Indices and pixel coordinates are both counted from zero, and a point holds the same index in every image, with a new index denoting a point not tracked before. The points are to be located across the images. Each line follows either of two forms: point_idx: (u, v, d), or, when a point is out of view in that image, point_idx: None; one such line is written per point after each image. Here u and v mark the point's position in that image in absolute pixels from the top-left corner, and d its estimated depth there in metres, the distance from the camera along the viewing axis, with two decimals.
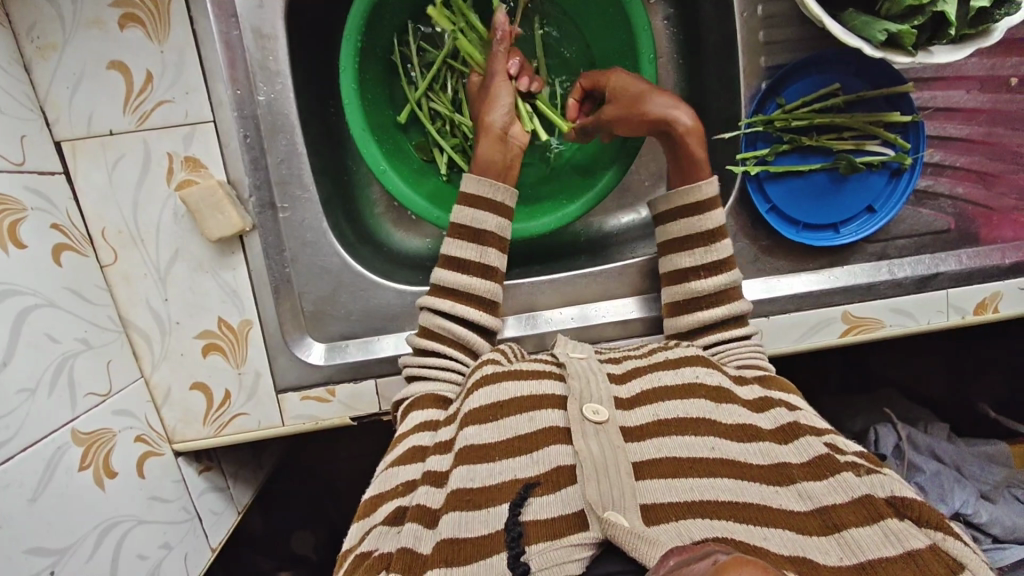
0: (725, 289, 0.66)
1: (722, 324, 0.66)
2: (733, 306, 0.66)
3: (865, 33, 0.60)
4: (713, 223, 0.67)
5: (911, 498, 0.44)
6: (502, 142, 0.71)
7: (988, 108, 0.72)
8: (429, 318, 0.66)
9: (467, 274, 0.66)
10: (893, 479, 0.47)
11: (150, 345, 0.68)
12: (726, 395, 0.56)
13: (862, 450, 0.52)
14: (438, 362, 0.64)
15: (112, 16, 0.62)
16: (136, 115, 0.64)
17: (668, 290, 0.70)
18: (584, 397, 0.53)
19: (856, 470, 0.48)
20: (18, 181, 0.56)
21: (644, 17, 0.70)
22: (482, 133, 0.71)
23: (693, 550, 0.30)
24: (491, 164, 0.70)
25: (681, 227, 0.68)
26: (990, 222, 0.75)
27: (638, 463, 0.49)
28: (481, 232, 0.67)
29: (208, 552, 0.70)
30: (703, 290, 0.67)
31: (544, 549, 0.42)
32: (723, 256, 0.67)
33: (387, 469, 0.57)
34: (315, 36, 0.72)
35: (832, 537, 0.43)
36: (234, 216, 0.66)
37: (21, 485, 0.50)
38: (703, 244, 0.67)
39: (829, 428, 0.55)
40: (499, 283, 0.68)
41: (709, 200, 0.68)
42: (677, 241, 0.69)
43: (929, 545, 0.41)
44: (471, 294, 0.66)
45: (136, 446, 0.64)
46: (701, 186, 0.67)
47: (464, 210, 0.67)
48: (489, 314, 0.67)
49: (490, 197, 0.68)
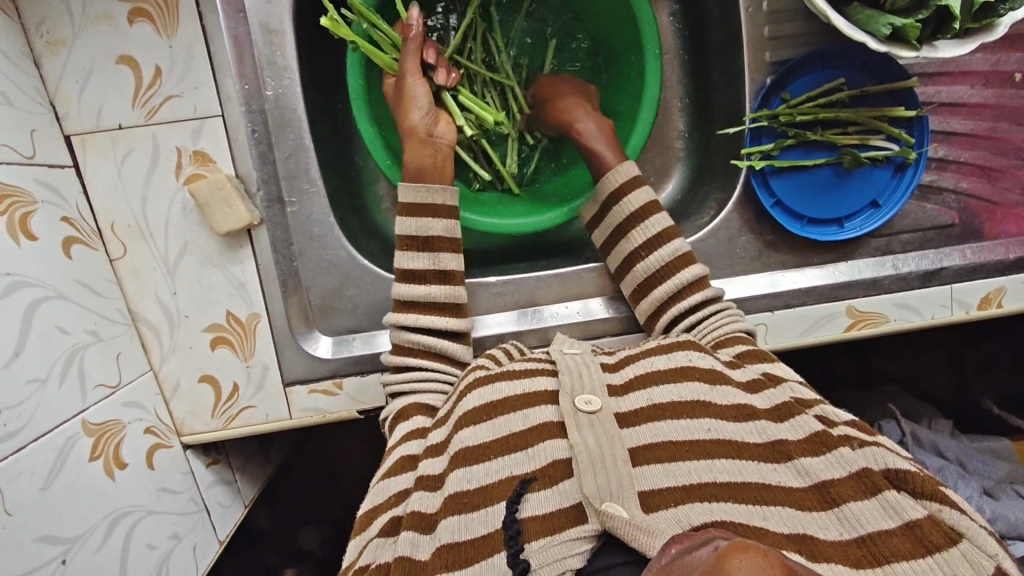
0: (667, 261, 0.68)
1: (681, 293, 0.67)
2: (681, 275, 0.67)
3: (869, 27, 0.60)
4: (635, 203, 0.69)
5: (905, 470, 0.44)
6: (428, 144, 0.69)
7: (992, 104, 0.72)
8: (397, 334, 0.66)
9: (424, 282, 0.67)
10: (887, 451, 0.47)
11: (159, 338, 0.69)
12: (721, 376, 0.56)
13: (854, 419, 0.52)
14: (415, 375, 0.64)
15: (122, 11, 0.62)
16: (145, 110, 0.64)
17: (626, 282, 0.71)
18: (574, 390, 0.54)
19: (850, 443, 0.48)
20: (28, 174, 0.57)
21: (650, 13, 0.70)
22: (408, 138, 0.69)
23: (693, 538, 0.31)
24: (422, 170, 0.69)
25: (612, 217, 0.71)
26: (993, 217, 0.75)
27: (635, 449, 0.50)
28: (427, 240, 0.67)
29: (216, 544, 0.71)
30: (651, 270, 0.68)
31: (544, 545, 0.43)
32: (656, 230, 0.69)
33: (380, 482, 0.57)
34: (323, 32, 0.73)
35: (831, 512, 0.44)
36: (243, 210, 0.66)
37: (33, 473, 0.51)
38: (636, 224, 0.69)
39: (817, 398, 0.55)
40: (460, 286, 0.69)
41: (626, 183, 0.70)
42: (613, 233, 0.71)
43: (928, 514, 0.41)
44: (431, 304, 0.67)
45: (145, 438, 0.64)
46: (612, 175, 0.70)
47: (406, 221, 0.68)
48: (456, 318, 0.68)
49: (424, 203, 0.68)
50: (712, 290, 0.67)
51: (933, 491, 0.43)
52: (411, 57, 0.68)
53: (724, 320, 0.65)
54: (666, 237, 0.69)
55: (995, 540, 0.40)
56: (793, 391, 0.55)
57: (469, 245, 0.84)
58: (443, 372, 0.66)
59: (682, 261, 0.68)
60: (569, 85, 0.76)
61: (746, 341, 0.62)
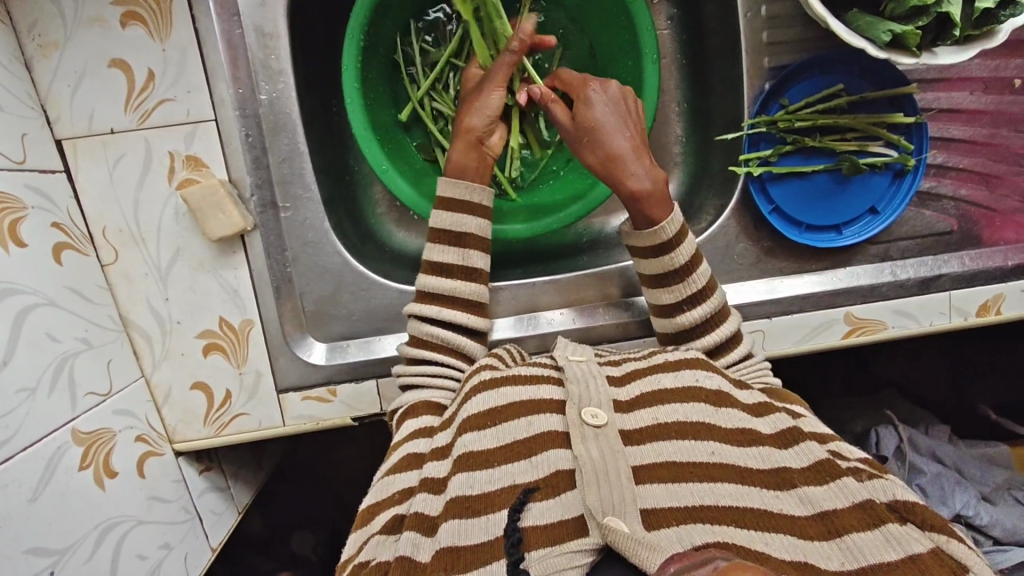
0: (711, 315, 0.65)
1: (718, 347, 0.65)
2: (724, 329, 0.65)
3: (869, 34, 0.59)
4: (684, 257, 0.64)
5: (913, 502, 0.44)
6: (476, 147, 0.69)
7: (991, 110, 0.72)
8: (417, 326, 0.66)
9: (451, 278, 0.66)
10: (894, 483, 0.46)
11: (151, 344, 0.68)
12: (726, 399, 0.56)
13: (866, 456, 0.52)
14: (429, 370, 0.64)
15: (114, 14, 0.62)
16: (138, 113, 0.64)
17: (658, 321, 0.68)
18: (582, 403, 0.53)
19: (858, 475, 0.48)
20: (18, 180, 0.56)
21: (648, 19, 0.69)
22: (459, 136, 0.69)
23: (693, 560, 0.30)
24: (465, 169, 0.69)
25: (657, 266, 0.65)
26: (992, 223, 0.75)
27: (638, 467, 0.49)
28: (461, 235, 0.67)
29: (208, 552, 0.70)
30: (691, 324, 0.65)
31: (544, 555, 0.42)
32: (703, 285, 0.65)
33: (383, 478, 0.56)
34: (317, 35, 0.72)
35: (833, 542, 0.43)
36: (237, 215, 0.65)
37: (21, 484, 0.50)
38: (680, 279, 0.65)
39: (832, 433, 0.55)
40: (485, 285, 0.68)
41: (676, 238, 0.64)
42: (655, 280, 0.66)
43: (931, 549, 0.41)
44: (455, 297, 0.66)
45: (135, 446, 0.64)
46: (665, 229, 0.64)
47: (439, 214, 0.67)
48: (477, 314, 0.67)
49: (463, 199, 0.67)
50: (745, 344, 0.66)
51: (941, 526, 0.42)
52: (502, 69, 0.68)
53: (755, 371, 0.65)
54: (710, 291, 0.65)
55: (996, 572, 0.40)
56: (805, 424, 0.55)
57: None
58: (454, 368, 0.65)
59: (722, 315, 0.66)
60: (619, 121, 0.65)
61: (780, 388, 0.63)
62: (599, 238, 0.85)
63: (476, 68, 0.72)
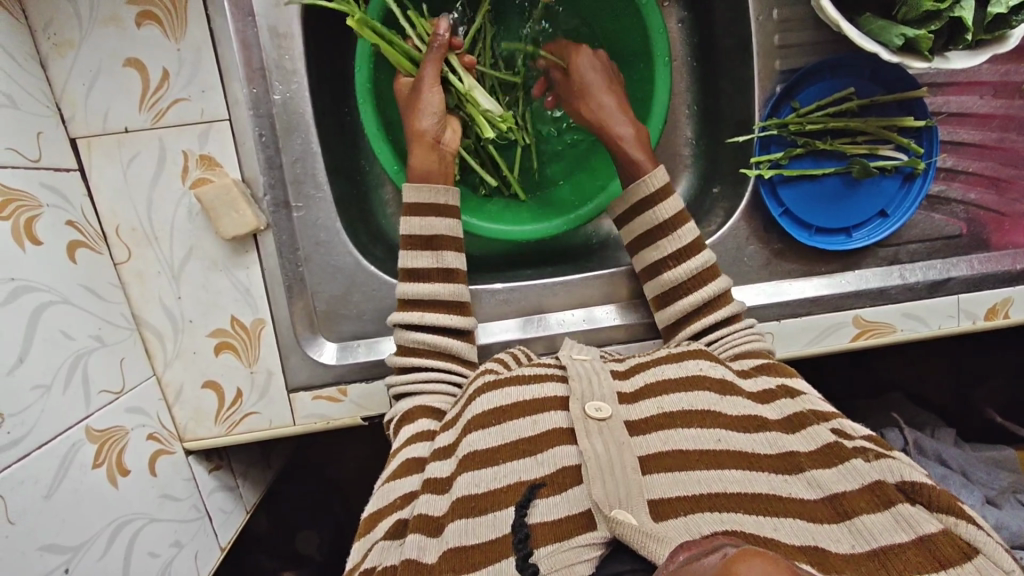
0: (698, 272, 0.66)
1: (706, 308, 0.66)
2: (712, 287, 0.66)
3: (881, 38, 0.60)
4: (668, 212, 0.67)
5: (920, 482, 0.44)
6: (435, 149, 0.69)
7: (1001, 114, 0.72)
8: (400, 334, 0.65)
9: (428, 282, 0.66)
10: (903, 464, 0.46)
11: (163, 343, 0.68)
12: (730, 387, 0.56)
13: (869, 433, 0.52)
14: (419, 377, 0.63)
15: (129, 14, 0.62)
16: (152, 112, 0.64)
17: (648, 286, 0.69)
18: (585, 396, 0.53)
19: (865, 456, 0.48)
20: (34, 178, 0.56)
21: (660, 19, 0.70)
22: (414, 140, 0.69)
23: (704, 545, 0.30)
24: (429, 174, 0.68)
25: (642, 223, 0.68)
26: (1001, 227, 0.75)
27: (644, 457, 0.49)
28: (431, 240, 0.66)
29: (217, 550, 0.70)
30: (680, 279, 0.66)
31: (554, 550, 0.42)
32: (689, 240, 0.67)
33: (385, 485, 0.56)
34: (332, 36, 0.72)
35: (842, 524, 0.44)
36: (250, 215, 0.66)
37: (36, 481, 0.50)
38: (669, 232, 0.67)
39: (835, 412, 0.54)
40: (463, 284, 0.68)
41: (659, 190, 0.67)
42: (642, 238, 0.68)
43: (943, 529, 0.41)
44: (436, 302, 0.65)
45: (148, 444, 0.64)
46: (650, 179, 0.68)
47: (410, 220, 0.67)
48: (460, 314, 0.67)
49: (429, 202, 0.67)
50: (735, 306, 0.65)
51: (949, 505, 0.42)
52: (432, 65, 0.68)
53: (745, 338, 0.64)
54: (695, 248, 0.67)
55: (1011, 557, 0.40)
56: (808, 404, 0.54)
57: (475, 251, 0.83)
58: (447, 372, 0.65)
59: (709, 273, 0.66)
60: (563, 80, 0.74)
61: (771, 359, 0.61)
62: (607, 240, 0.85)
63: (404, 77, 0.71)
